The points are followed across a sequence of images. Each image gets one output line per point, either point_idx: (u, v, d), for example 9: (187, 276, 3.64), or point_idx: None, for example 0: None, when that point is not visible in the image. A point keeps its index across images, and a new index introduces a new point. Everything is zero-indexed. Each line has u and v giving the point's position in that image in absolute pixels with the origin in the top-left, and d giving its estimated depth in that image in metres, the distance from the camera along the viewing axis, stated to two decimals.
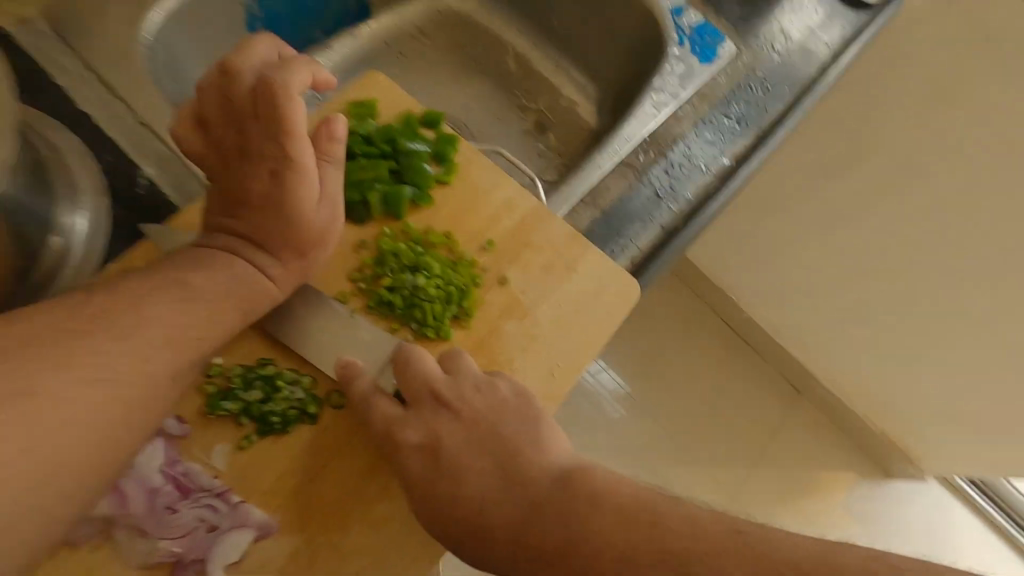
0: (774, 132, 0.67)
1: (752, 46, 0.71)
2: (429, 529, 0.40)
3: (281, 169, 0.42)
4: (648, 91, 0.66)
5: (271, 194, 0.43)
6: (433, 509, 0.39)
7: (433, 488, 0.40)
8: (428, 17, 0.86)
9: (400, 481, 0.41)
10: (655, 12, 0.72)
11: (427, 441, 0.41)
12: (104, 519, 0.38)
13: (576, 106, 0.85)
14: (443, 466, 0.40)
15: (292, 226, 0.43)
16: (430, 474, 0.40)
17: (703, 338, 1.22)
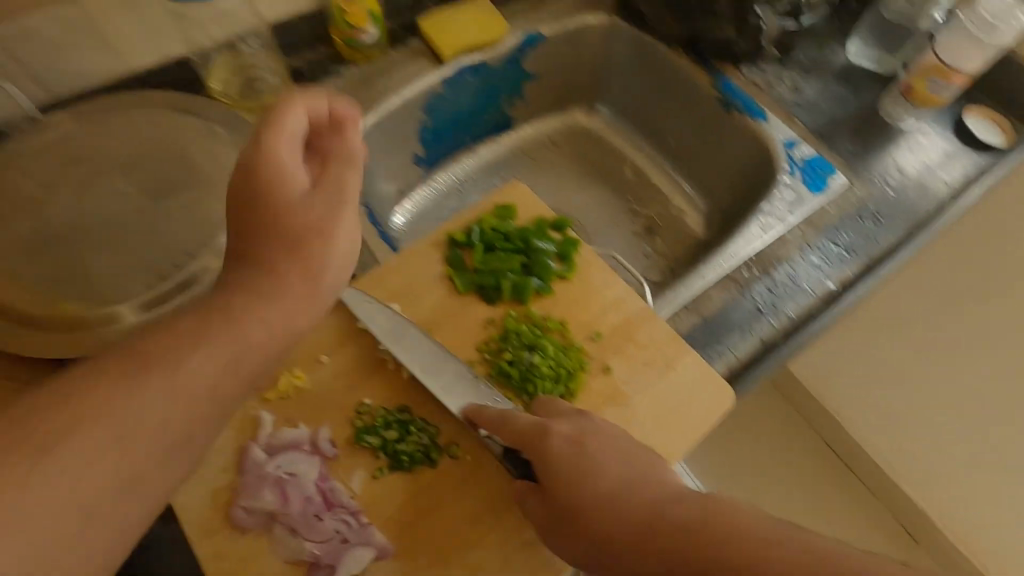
0: (883, 262, 0.69)
1: (864, 179, 0.75)
2: (559, 512, 0.42)
3: (266, 174, 0.40)
4: (756, 214, 0.72)
5: (263, 214, 0.40)
6: (563, 500, 0.42)
7: (566, 479, 0.43)
8: (560, 129, 1.00)
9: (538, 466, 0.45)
10: (770, 145, 0.79)
11: (574, 433, 0.45)
12: (269, 514, 0.47)
13: (685, 216, 0.94)
14: (574, 461, 0.43)
15: (294, 255, 0.40)
16: (564, 466, 0.43)
17: (801, 457, 1.14)
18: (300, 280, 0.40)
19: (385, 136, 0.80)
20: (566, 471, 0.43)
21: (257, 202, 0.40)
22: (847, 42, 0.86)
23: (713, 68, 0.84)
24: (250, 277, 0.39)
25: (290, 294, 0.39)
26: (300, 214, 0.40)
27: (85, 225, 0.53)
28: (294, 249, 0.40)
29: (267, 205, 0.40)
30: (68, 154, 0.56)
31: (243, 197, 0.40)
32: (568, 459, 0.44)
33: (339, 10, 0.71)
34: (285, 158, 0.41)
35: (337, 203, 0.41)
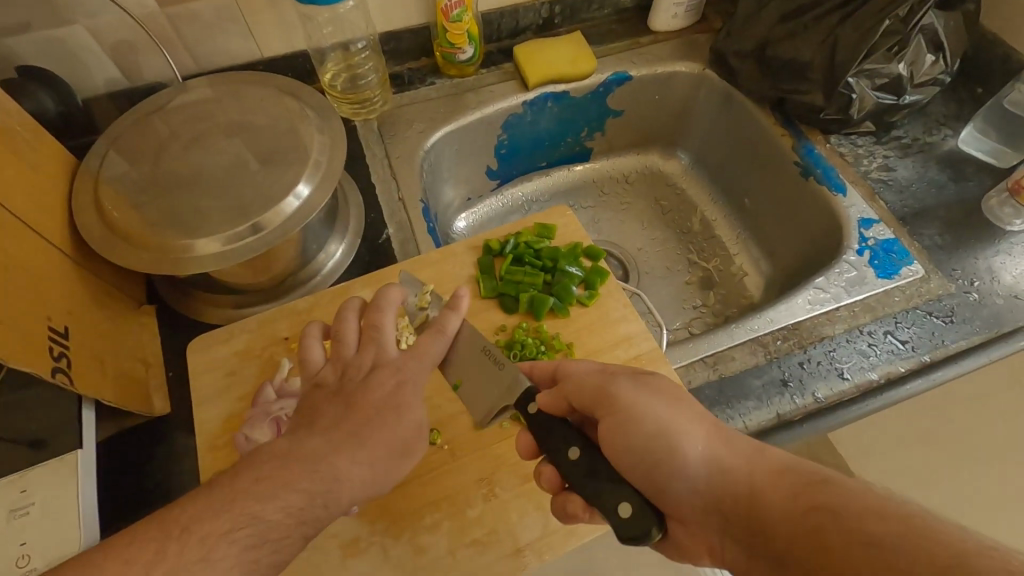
0: (946, 368, 0.62)
1: (944, 274, 0.69)
2: (650, 405, 0.43)
3: (381, 371, 0.45)
4: (808, 286, 0.68)
5: (366, 411, 0.43)
6: (669, 389, 0.44)
7: (673, 383, 0.45)
8: (636, 169, 1.02)
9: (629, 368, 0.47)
10: (843, 219, 0.74)
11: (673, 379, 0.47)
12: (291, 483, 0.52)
13: (745, 277, 0.91)
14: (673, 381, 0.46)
15: (384, 442, 0.43)
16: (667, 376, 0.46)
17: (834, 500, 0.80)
18: (372, 475, 0.42)
19: (463, 146, 0.87)
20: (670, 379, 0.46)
21: (384, 406, 0.43)
22: (960, 127, 0.79)
23: (799, 133, 0.81)
24: (337, 453, 0.41)
25: (353, 482, 0.41)
26: (402, 422, 0.44)
27: (188, 166, 0.60)
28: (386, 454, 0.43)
29: (385, 411, 0.44)
30: (192, 108, 0.65)
31: (375, 394, 0.44)
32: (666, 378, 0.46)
33: (443, 28, 0.78)
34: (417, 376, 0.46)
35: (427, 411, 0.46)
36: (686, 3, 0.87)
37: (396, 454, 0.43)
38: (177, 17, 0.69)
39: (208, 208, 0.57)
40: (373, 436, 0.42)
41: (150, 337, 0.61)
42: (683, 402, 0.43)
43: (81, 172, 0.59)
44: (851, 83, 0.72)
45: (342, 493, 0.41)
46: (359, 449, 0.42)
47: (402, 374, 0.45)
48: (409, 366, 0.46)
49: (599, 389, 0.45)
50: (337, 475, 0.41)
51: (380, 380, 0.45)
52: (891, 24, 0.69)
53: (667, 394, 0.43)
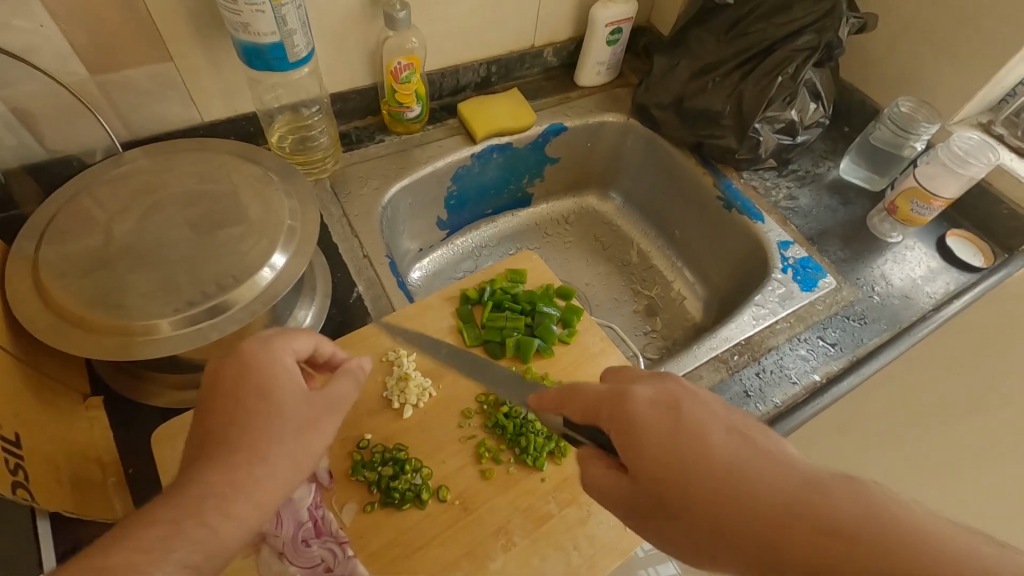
0: (869, 362, 0.73)
1: (853, 283, 0.81)
2: (657, 515, 0.37)
3: (232, 374, 0.42)
4: (749, 304, 0.77)
5: (227, 419, 0.40)
6: (666, 475, 0.36)
7: (666, 470, 0.36)
8: (574, 211, 1.09)
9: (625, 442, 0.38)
10: (765, 243, 0.85)
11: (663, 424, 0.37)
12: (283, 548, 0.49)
13: (685, 300, 1.00)
14: (668, 431, 0.37)
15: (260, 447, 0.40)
16: (658, 434, 0.37)
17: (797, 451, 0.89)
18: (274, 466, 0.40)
19: (418, 199, 0.88)
20: (661, 439, 0.37)
21: (252, 405, 0.41)
22: (840, 160, 0.95)
23: (716, 171, 0.92)
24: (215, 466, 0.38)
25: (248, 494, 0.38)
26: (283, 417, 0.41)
27: (141, 241, 0.56)
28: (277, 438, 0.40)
29: (258, 402, 0.41)
30: (135, 179, 0.61)
31: (244, 387, 0.42)
32: (662, 423, 0.38)
33: (391, 89, 0.80)
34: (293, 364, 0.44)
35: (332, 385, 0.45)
36: (607, 62, 0.97)
37: (289, 438, 0.41)
38: (109, 84, 0.65)
39: (167, 286, 0.53)
40: (254, 429, 0.40)
41: (102, 433, 0.55)
42: (684, 490, 0.35)
43: (14, 256, 0.53)
44: (758, 127, 0.84)
45: (225, 512, 0.37)
46: (244, 441, 0.39)
47: (256, 369, 0.42)
48: (269, 352, 0.44)
49: (614, 482, 0.40)
50: (224, 501, 0.37)
51: (247, 372, 0.42)
52: (783, 80, 0.81)
53: (667, 482, 0.36)
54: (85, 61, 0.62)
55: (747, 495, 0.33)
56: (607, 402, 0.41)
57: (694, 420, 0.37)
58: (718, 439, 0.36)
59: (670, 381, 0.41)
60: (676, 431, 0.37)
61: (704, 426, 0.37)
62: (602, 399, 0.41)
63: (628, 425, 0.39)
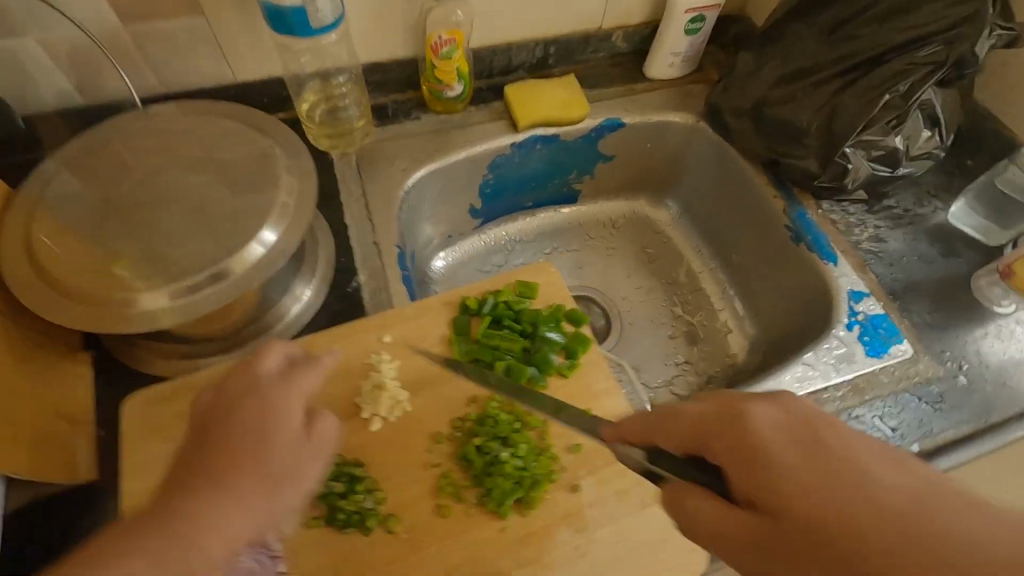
0: (935, 459, 0.60)
1: (935, 356, 0.67)
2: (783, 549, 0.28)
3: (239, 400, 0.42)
4: (796, 361, 0.66)
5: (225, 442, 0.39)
6: (821, 523, 0.27)
7: (801, 494, 0.28)
8: (624, 214, 0.99)
9: (743, 454, 0.30)
10: (833, 289, 0.72)
11: (785, 429, 0.30)
12: None
13: (730, 334, 0.88)
14: (810, 462, 0.29)
15: (248, 480, 0.38)
16: (804, 471, 0.28)
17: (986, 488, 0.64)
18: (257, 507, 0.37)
19: (447, 184, 0.83)
20: (811, 475, 0.28)
21: (252, 431, 0.40)
22: (951, 200, 0.78)
23: (791, 196, 0.79)
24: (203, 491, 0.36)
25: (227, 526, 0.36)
26: (275, 453, 0.40)
27: (141, 204, 0.55)
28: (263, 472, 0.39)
29: (257, 430, 0.40)
30: (148, 137, 0.60)
31: (243, 419, 0.41)
32: (803, 453, 0.29)
33: (431, 64, 0.74)
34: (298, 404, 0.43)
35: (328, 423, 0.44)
36: (683, 53, 0.85)
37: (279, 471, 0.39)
38: (142, 35, 0.64)
39: (157, 255, 0.52)
40: (246, 461, 0.38)
41: (83, 389, 0.55)
42: (854, 543, 0.26)
43: (19, 206, 0.54)
44: (848, 152, 0.70)
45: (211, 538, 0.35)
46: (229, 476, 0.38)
47: (270, 398, 0.42)
48: (279, 389, 0.43)
49: (732, 525, 0.30)
50: (206, 528, 0.35)
51: (249, 404, 0.41)
52: (891, 99, 0.67)
53: (827, 530, 0.27)
54: (119, 10, 0.60)
55: (932, 550, 0.24)
56: (728, 426, 0.31)
57: (841, 447, 0.29)
58: (873, 471, 0.28)
59: (788, 394, 0.32)
60: (815, 450, 0.29)
61: (856, 455, 0.28)
62: (708, 410, 0.33)
63: (754, 451, 0.30)
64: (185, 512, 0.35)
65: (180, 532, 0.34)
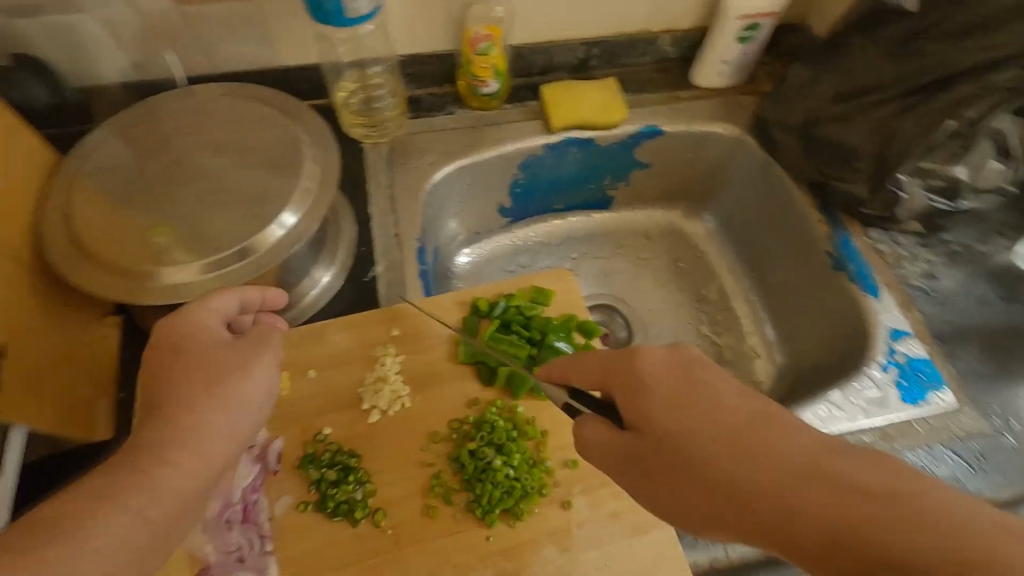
0: None
1: (979, 410, 0.61)
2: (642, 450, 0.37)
3: (169, 343, 0.43)
4: (822, 399, 0.62)
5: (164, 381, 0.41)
6: (678, 432, 0.35)
7: (663, 414, 0.36)
8: (658, 225, 0.96)
9: (631, 390, 0.38)
10: (873, 325, 0.67)
11: (666, 365, 0.38)
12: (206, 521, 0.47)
13: (757, 360, 0.84)
14: (675, 393, 0.36)
15: (197, 402, 0.40)
16: (669, 399, 0.36)
17: None
18: (223, 413, 0.40)
19: (477, 182, 0.82)
20: (674, 401, 0.36)
21: (190, 362, 0.42)
22: (1017, 240, 0.72)
23: (836, 221, 0.74)
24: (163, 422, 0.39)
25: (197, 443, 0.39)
26: (214, 366, 0.42)
27: (174, 180, 0.57)
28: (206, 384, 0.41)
29: (193, 361, 0.42)
30: (187, 115, 0.61)
31: (177, 356, 0.42)
32: (674, 386, 0.36)
33: (469, 59, 0.74)
34: (211, 324, 0.45)
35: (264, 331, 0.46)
36: (734, 62, 0.81)
37: (225, 387, 0.41)
38: (193, 16, 0.66)
39: (183, 231, 0.54)
40: (186, 387, 0.41)
41: (104, 351, 0.57)
42: (694, 447, 0.34)
43: (62, 170, 0.56)
44: (901, 180, 0.66)
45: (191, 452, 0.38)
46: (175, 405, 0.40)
47: (194, 327, 0.44)
48: (193, 315, 0.45)
49: (616, 441, 0.38)
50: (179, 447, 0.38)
51: (179, 345, 0.43)
52: (957, 125, 0.62)
53: (680, 438, 0.35)
54: None
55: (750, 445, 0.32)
56: (615, 368, 0.39)
57: (702, 381, 0.36)
58: (725, 397, 0.35)
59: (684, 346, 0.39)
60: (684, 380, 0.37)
61: (711, 387, 0.36)
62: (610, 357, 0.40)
63: (636, 385, 0.38)
64: (155, 451, 0.37)
65: (159, 468, 0.37)
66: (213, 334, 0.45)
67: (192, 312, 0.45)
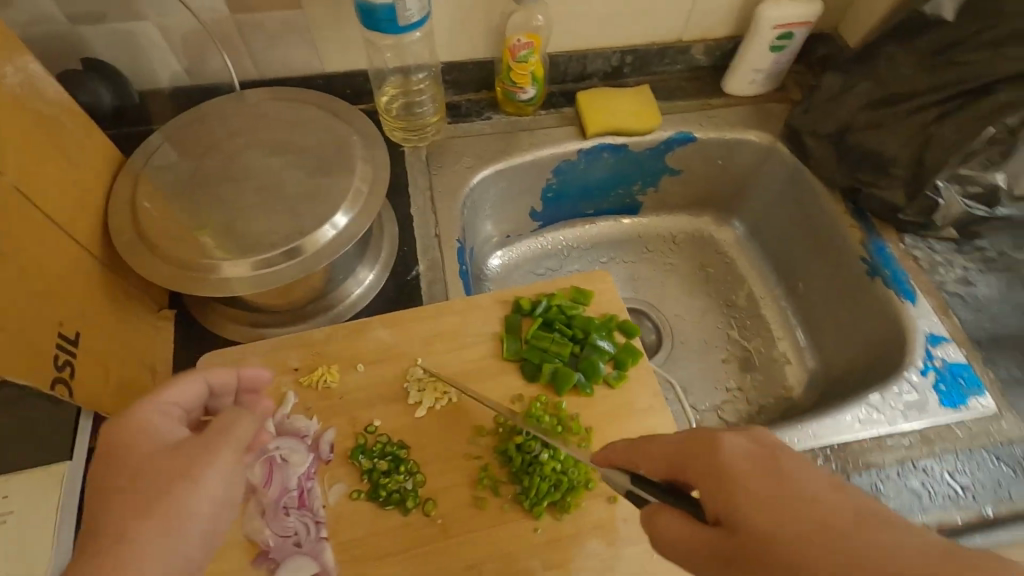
0: (1008, 525, 0.55)
1: (1020, 415, 0.61)
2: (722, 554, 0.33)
3: (123, 435, 0.42)
4: (861, 402, 0.62)
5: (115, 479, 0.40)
6: (766, 531, 0.31)
7: (751, 510, 0.32)
8: (685, 231, 0.97)
9: (708, 485, 0.35)
10: (908, 330, 0.67)
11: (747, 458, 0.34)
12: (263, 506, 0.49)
13: (788, 365, 0.84)
14: (762, 482, 0.33)
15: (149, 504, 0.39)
16: (763, 495, 0.32)
17: None
18: (161, 529, 0.38)
19: (512, 187, 0.84)
20: (767, 495, 0.32)
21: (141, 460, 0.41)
22: None
23: (870, 227, 0.75)
24: (116, 527, 0.38)
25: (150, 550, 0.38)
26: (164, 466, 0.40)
27: (230, 177, 0.59)
28: (144, 496, 0.39)
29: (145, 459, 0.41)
30: (241, 118, 0.64)
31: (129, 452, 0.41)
32: (763, 479, 0.33)
33: (507, 66, 0.76)
34: (162, 422, 0.43)
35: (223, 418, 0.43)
36: (766, 71, 0.83)
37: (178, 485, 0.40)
38: (245, 24, 0.68)
39: (237, 230, 0.56)
40: (137, 487, 0.39)
41: (162, 342, 0.60)
42: (791, 548, 0.30)
43: (126, 169, 0.58)
44: (940, 187, 0.66)
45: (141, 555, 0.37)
46: (112, 525, 0.38)
47: (150, 420, 0.43)
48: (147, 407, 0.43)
49: (694, 538, 0.34)
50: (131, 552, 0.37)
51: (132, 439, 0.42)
52: (996, 132, 0.62)
53: (783, 542, 0.31)
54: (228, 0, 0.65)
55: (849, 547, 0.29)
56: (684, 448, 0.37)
57: (794, 473, 0.33)
58: (816, 490, 0.32)
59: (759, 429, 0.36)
60: (767, 476, 0.33)
61: (805, 483, 0.32)
62: (682, 442, 0.37)
63: (715, 475, 0.34)
64: None
65: None
66: (167, 432, 0.43)
67: (143, 408, 0.43)
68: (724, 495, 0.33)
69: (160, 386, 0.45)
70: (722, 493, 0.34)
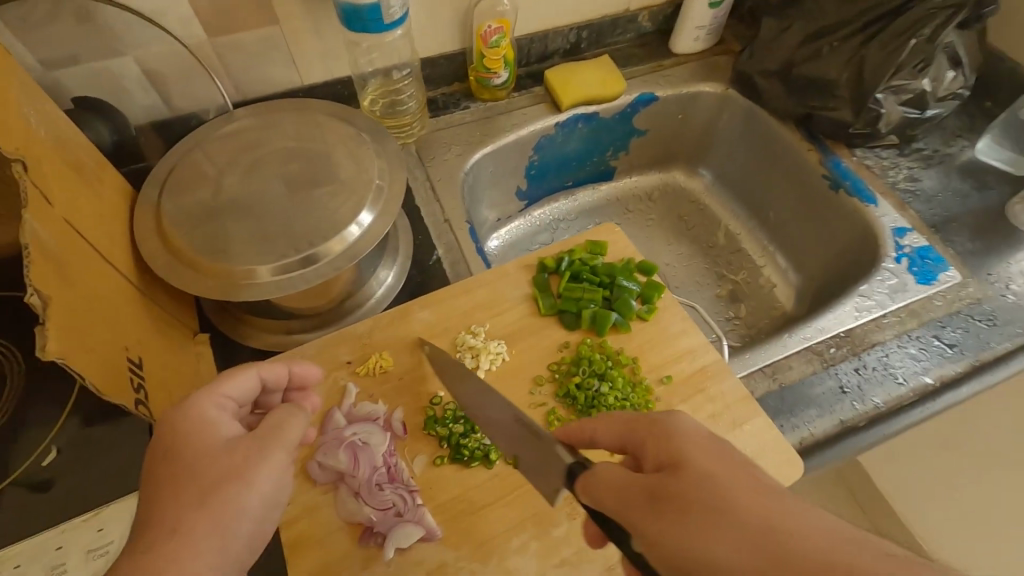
0: (994, 368, 0.64)
1: (981, 279, 0.71)
2: (647, 502, 0.33)
3: (181, 424, 0.42)
4: (852, 294, 0.70)
5: (174, 469, 0.40)
6: (710, 478, 0.32)
7: (701, 463, 0.33)
8: (657, 186, 1.04)
9: (657, 446, 0.36)
10: (877, 228, 0.76)
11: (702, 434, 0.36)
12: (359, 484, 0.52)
13: (775, 288, 0.93)
14: (717, 446, 0.34)
15: (206, 496, 0.39)
16: (711, 452, 0.34)
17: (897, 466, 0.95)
18: (212, 529, 0.38)
19: (500, 168, 0.88)
20: (718, 456, 0.33)
21: (201, 454, 0.41)
22: (976, 138, 0.83)
23: (825, 147, 0.84)
24: (171, 518, 0.38)
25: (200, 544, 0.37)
26: (222, 459, 0.41)
27: (244, 190, 0.60)
28: (201, 490, 0.39)
29: (203, 451, 0.41)
30: (238, 137, 0.65)
31: (189, 440, 0.41)
32: (718, 446, 0.34)
33: (481, 54, 0.80)
34: (220, 414, 0.44)
35: (278, 416, 0.44)
36: (707, 27, 0.91)
37: (234, 480, 0.40)
38: (223, 46, 0.69)
39: (246, 232, 0.57)
40: (191, 481, 0.39)
41: (206, 364, 0.60)
42: (731, 493, 0.31)
43: (141, 202, 0.59)
44: (880, 98, 0.76)
45: (193, 552, 0.37)
46: (168, 517, 0.38)
47: (207, 409, 0.44)
48: (203, 398, 0.44)
49: (632, 484, 0.35)
50: (186, 548, 0.37)
51: (191, 426, 0.42)
52: (916, 43, 0.73)
53: (725, 491, 0.31)
54: (205, 24, 0.66)
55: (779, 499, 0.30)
56: (642, 417, 0.39)
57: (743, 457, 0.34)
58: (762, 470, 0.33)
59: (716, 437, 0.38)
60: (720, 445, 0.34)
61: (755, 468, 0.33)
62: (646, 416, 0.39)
63: (669, 438, 0.36)
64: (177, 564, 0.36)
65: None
66: (223, 423, 0.44)
67: (203, 399, 0.44)
68: (680, 444, 0.35)
69: (217, 378, 0.46)
70: (680, 443, 0.35)
